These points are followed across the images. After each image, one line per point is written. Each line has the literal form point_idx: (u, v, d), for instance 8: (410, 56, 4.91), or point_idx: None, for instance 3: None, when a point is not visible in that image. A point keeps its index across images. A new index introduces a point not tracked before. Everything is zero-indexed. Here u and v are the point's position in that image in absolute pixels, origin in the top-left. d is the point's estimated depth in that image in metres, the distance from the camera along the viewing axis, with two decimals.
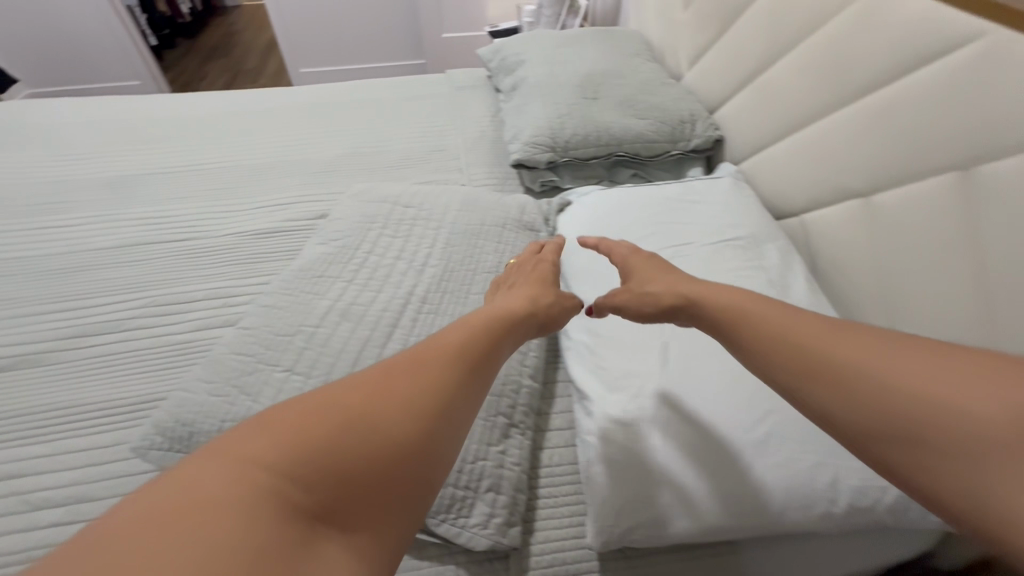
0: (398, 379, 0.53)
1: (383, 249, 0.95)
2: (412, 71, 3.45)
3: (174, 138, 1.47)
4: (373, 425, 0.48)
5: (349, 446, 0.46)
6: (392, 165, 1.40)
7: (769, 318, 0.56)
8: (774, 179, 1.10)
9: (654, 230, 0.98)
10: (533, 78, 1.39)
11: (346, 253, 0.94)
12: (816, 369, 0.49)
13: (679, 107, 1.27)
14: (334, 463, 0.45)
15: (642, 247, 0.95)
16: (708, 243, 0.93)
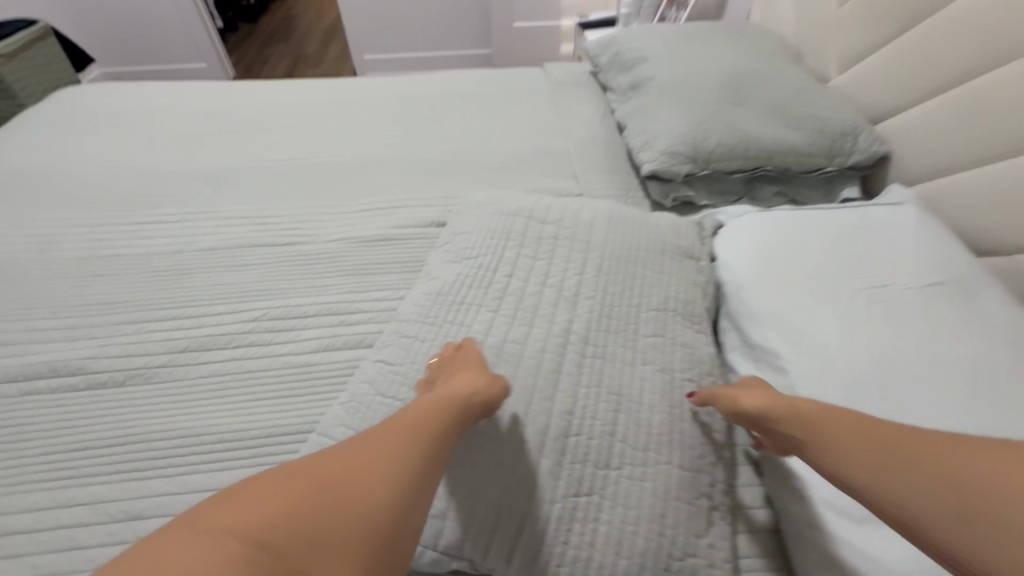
0: (387, 453, 0.53)
1: (527, 274, 0.84)
2: (478, 60, 3.33)
3: (270, 131, 1.40)
4: (346, 499, 0.49)
5: (343, 514, 0.48)
6: (500, 168, 1.29)
7: (830, 416, 0.57)
8: (968, 209, 0.94)
9: (840, 264, 0.84)
10: (661, 77, 1.25)
11: (485, 277, 0.85)
12: (870, 456, 0.51)
13: (836, 118, 1.12)
14: (296, 528, 0.46)
15: (831, 285, 0.81)
16: (913, 288, 0.79)
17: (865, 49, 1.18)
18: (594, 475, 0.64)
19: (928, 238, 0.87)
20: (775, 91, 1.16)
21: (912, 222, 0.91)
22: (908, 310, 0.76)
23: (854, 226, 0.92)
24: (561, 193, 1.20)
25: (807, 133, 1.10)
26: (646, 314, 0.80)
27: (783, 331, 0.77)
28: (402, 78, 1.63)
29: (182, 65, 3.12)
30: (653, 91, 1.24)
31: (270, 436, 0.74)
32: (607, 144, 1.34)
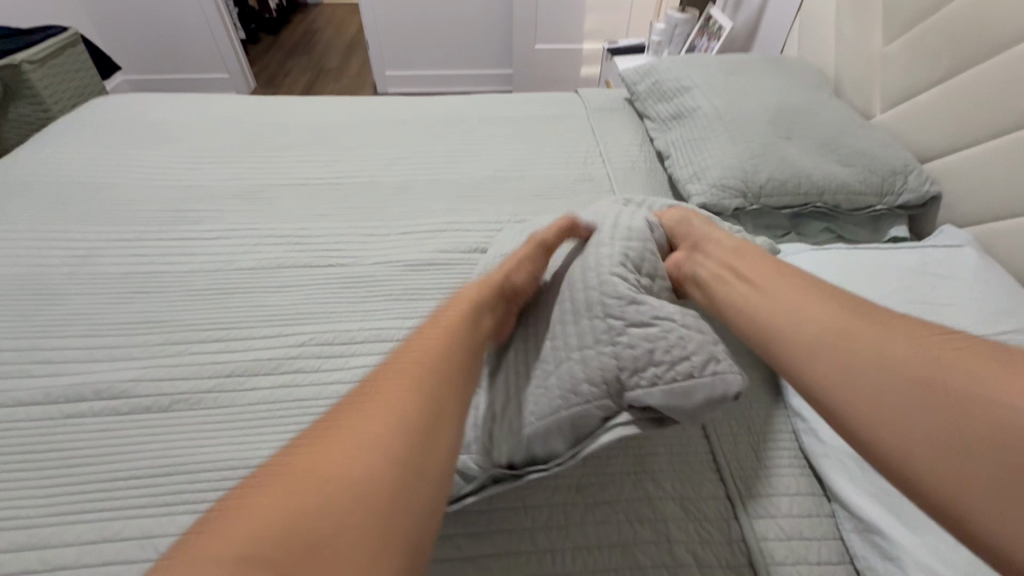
0: (382, 399, 0.56)
1: None
2: (498, 80, 3.36)
3: (308, 148, 1.39)
4: (336, 482, 0.48)
5: (347, 463, 0.50)
6: (540, 193, 1.28)
7: (836, 343, 0.62)
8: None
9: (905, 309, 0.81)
10: (707, 108, 1.25)
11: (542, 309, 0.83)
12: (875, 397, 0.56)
13: (886, 155, 1.11)
14: (300, 526, 0.44)
15: None
16: (988, 334, 0.76)
17: (913, 89, 1.18)
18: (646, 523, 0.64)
19: (996, 285, 0.85)
20: (823, 127, 1.16)
21: (977, 266, 0.89)
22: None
23: (914, 270, 0.89)
24: None
25: (858, 171, 1.09)
26: None
27: None
28: (439, 100, 1.63)
29: (205, 75, 3.14)
30: (699, 123, 1.24)
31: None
32: (648, 173, 1.33)
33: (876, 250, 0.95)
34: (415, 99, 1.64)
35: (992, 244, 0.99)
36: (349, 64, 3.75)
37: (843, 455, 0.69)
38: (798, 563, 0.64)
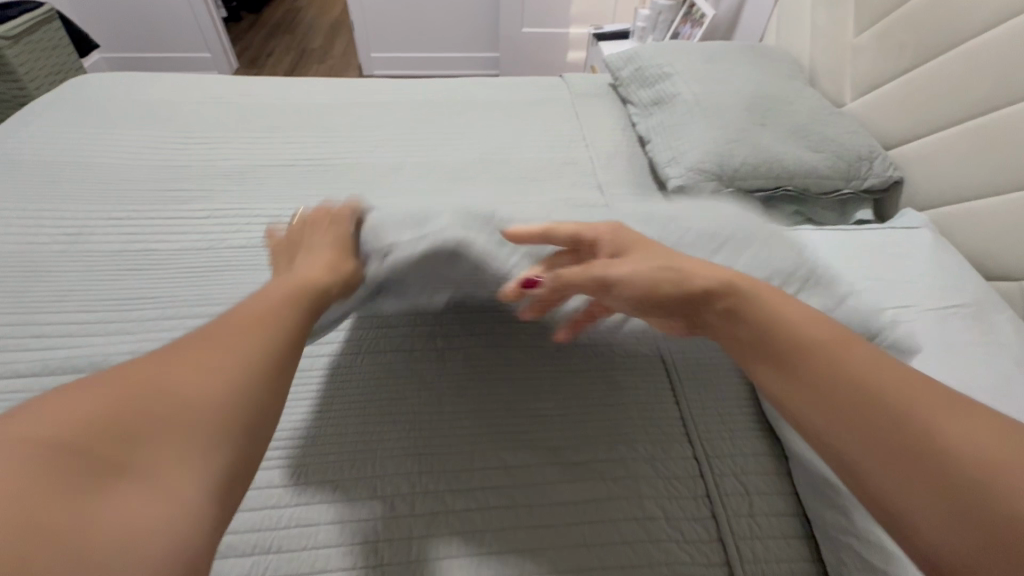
0: (231, 328, 0.55)
1: None
2: (484, 64, 3.34)
3: (295, 129, 1.41)
4: (168, 389, 0.46)
5: (170, 394, 0.46)
6: (525, 176, 1.32)
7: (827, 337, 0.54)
8: (977, 235, 0.99)
9: (866, 283, 0.88)
10: (688, 95, 1.29)
11: None
12: (842, 399, 0.49)
13: (853, 142, 1.17)
14: (123, 419, 0.43)
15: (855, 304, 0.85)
16: (932, 308, 0.82)
17: (880, 79, 1.23)
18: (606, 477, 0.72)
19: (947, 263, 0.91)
20: (796, 114, 1.21)
21: (929, 246, 0.95)
22: (931, 331, 0.79)
23: (876, 247, 0.95)
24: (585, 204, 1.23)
25: (826, 157, 1.15)
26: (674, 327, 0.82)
27: None
28: (425, 82, 1.65)
29: (186, 55, 3.08)
30: (678, 108, 1.28)
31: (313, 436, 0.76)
32: (629, 156, 1.38)
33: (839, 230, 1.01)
34: (402, 82, 1.65)
35: (944, 225, 1.05)
36: (333, 44, 3.69)
37: None
38: (756, 514, 0.70)
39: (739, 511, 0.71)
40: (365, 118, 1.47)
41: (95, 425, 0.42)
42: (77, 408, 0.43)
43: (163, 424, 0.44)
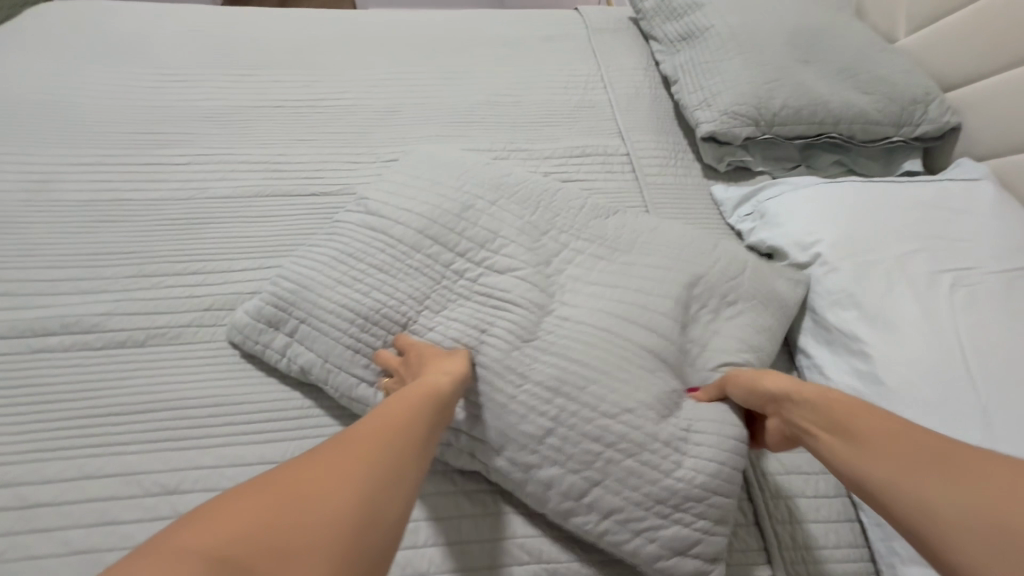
0: (371, 427, 0.49)
1: (585, 242, 0.79)
2: (488, 1, 3.08)
3: (283, 67, 1.27)
4: (310, 503, 0.40)
5: (308, 508, 0.39)
6: (537, 121, 1.20)
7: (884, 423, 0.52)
8: None
9: (923, 244, 0.78)
10: (721, 27, 1.14)
11: (537, 237, 0.79)
12: (931, 469, 0.46)
13: (908, 82, 1.03)
14: (271, 535, 0.37)
15: (913, 264, 0.76)
16: (999, 270, 0.74)
17: (942, 8, 1.08)
18: None
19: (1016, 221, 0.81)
20: (844, 49, 1.07)
21: (993, 202, 0.85)
22: (998, 298, 0.70)
23: (935, 204, 0.85)
24: (603, 152, 1.12)
25: (876, 100, 1.02)
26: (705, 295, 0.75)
27: (871, 317, 0.73)
28: (425, 14, 1.49)
29: None
30: (710, 42, 1.14)
31: (315, 410, 0.72)
32: (651, 100, 1.24)
33: (891, 182, 0.91)
34: (400, 14, 1.49)
35: (1006, 177, 0.94)
36: None
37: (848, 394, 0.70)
38: (795, 495, 0.66)
39: (776, 492, 0.67)
40: (361, 55, 1.33)
41: (239, 538, 0.36)
42: (223, 528, 0.36)
43: (300, 545, 0.37)
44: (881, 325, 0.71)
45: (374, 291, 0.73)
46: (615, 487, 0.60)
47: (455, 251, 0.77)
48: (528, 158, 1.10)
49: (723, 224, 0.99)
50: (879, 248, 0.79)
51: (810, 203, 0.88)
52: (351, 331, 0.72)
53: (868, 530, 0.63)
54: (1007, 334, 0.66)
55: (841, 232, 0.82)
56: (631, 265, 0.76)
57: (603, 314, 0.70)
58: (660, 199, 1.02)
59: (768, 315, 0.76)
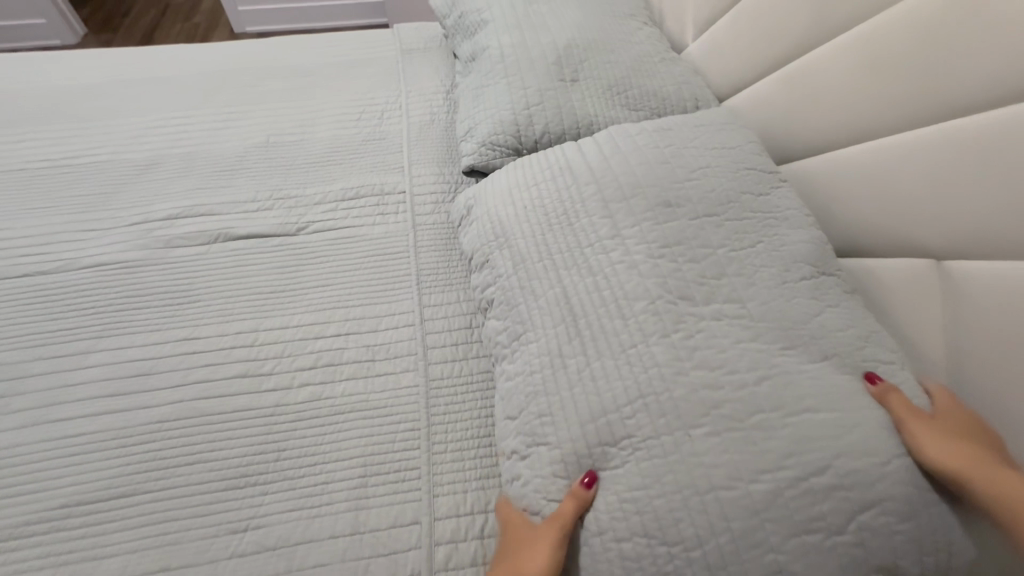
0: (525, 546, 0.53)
1: (394, 343, 0.81)
2: (372, 17, 2.85)
3: (49, 125, 1.16)
4: None
5: None
6: (316, 159, 1.11)
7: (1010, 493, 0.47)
8: (814, 202, 0.81)
9: (616, 218, 0.68)
10: (497, 48, 1.08)
11: (367, 338, 0.81)
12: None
13: (678, 94, 0.98)
14: None
15: (597, 257, 0.66)
16: (695, 234, 0.66)
17: (713, 14, 1.04)
18: (465, 523, 0.63)
19: None
20: (613, 65, 1.01)
21: (720, 151, 0.75)
22: (680, 288, 0.61)
23: (619, 165, 0.73)
24: (379, 193, 1.04)
25: (645, 117, 0.96)
26: (542, 357, 0.63)
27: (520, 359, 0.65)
28: (230, 53, 1.40)
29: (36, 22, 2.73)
30: (486, 65, 1.07)
31: None
32: (445, 128, 1.17)
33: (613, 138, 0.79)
34: (203, 52, 1.40)
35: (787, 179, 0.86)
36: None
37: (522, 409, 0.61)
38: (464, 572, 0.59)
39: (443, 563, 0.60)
40: (140, 104, 1.23)
41: None
42: None
43: None
44: (547, 357, 0.62)
45: (193, 393, 0.73)
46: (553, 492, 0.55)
47: (265, 374, 0.76)
48: (294, 206, 1.01)
49: (472, 208, 0.85)
50: (565, 264, 0.68)
51: (506, 213, 0.78)
52: (131, 460, 0.66)
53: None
54: (694, 349, 0.56)
55: (535, 264, 0.70)
56: (418, 370, 0.77)
57: (445, 408, 0.73)
58: (427, 243, 0.94)
59: (461, 414, 0.73)
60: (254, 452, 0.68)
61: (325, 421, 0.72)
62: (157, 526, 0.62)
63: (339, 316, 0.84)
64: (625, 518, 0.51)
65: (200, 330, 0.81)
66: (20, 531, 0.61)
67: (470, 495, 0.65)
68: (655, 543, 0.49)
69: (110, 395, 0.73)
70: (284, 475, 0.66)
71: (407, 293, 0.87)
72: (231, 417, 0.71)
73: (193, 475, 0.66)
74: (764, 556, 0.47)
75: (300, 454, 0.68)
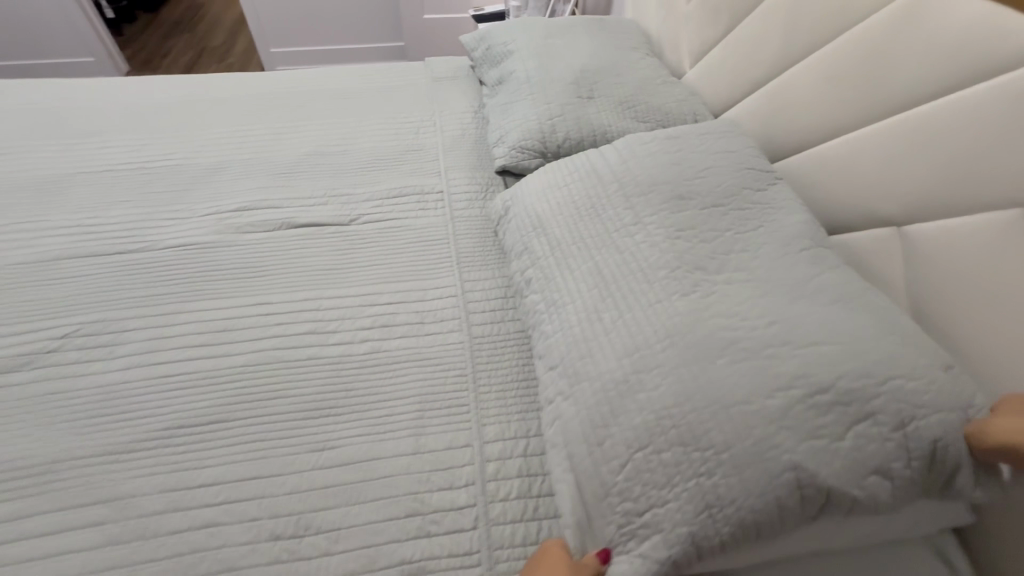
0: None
1: (441, 310, 0.93)
2: (392, 57, 3.10)
3: (126, 137, 1.32)
4: None
5: None
6: (363, 165, 1.27)
7: None
8: (802, 190, 0.95)
9: (637, 209, 0.81)
10: (523, 72, 1.26)
11: (417, 306, 0.94)
12: None
13: (679, 110, 1.15)
14: None
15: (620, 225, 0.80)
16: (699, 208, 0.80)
17: (706, 44, 1.22)
18: (513, 443, 0.73)
19: None
20: (623, 86, 1.18)
21: (720, 153, 0.91)
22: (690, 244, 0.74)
23: (636, 167, 0.88)
24: (420, 192, 1.19)
25: (651, 126, 1.13)
26: (573, 303, 0.73)
27: (553, 309, 0.75)
28: (281, 80, 1.58)
29: (74, 59, 2.87)
30: (514, 85, 1.25)
31: (40, 452, 0.70)
32: (475, 140, 1.34)
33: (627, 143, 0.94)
34: (257, 79, 1.59)
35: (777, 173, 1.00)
36: (236, 43, 3.46)
37: (558, 346, 0.70)
38: (514, 480, 0.70)
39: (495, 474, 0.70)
40: (205, 120, 1.40)
41: None
42: None
43: None
44: (581, 298, 0.73)
45: (271, 346, 0.86)
46: (587, 413, 0.62)
47: (330, 333, 0.88)
48: (345, 202, 1.15)
49: (505, 200, 0.99)
50: (592, 233, 0.80)
51: (541, 207, 0.90)
52: (222, 396, 0.78)
53: (603, 486, 0.57)
54: (705, 283, 0.68)
55: (564, 234, 0.83)
56: (463, 329, 0.89)
57: (487, 359, 0.85)
58: (463, 231, 1.08)
59: (502, 363, 0.84)
60: (327, 390, 0.80)
61: (385, 368, 0.83)
62: (250, 445, 0.73)
63: (391, 288, 0.97)
64: (664, 432, 0.56)
65: (272, 298, 0.94)
66: (135, 445, 0.71)
67: (512, 423, 0.76)
68: (690, 451, 0.54)
69: (202, 347, 0.85)
70: (354, 408, 0.78)
71: (449, 271, 1.00)
72: (305, 364, 0.83)
73: (277, 407, 0.77)
74: (790, 444, 0.53)
75: (366, 392, 0.80)
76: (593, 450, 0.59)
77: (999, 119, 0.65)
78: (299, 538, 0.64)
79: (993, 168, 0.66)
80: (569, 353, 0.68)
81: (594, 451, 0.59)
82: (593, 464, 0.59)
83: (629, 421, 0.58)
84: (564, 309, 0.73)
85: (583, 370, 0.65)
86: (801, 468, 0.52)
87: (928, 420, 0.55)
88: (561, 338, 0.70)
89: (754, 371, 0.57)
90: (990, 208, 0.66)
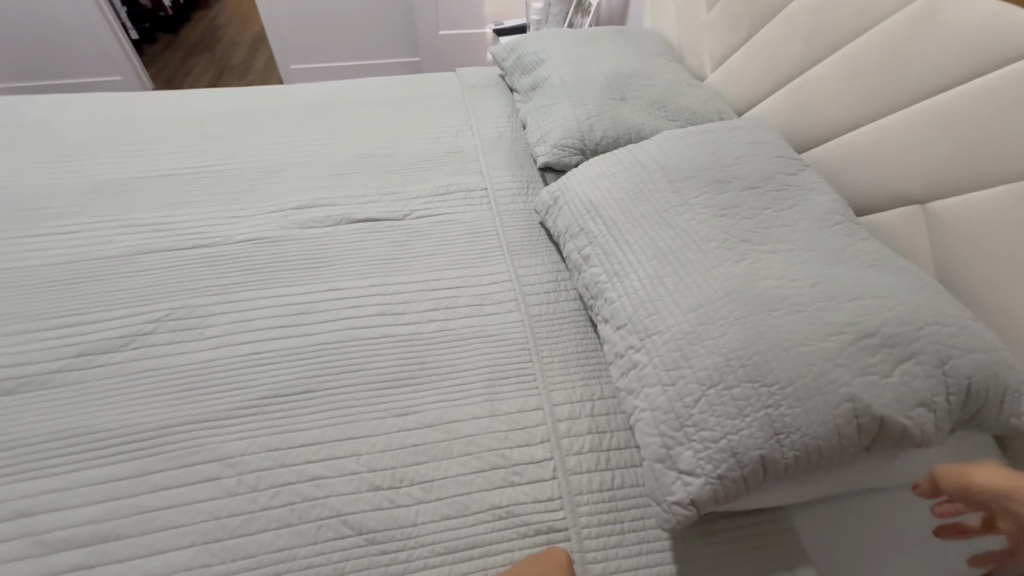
0: None
1: (498, 292, 1.00)
2: (408, 71, 3.20)
3: (183, 145, 1.40)
4: None
5: None
6: (409, 166, 1.35)
7: None
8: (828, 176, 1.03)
9: (683, 193, 0.89)
10: (557, 77, 1.35)
11: (475, 289, 1.01)
12: None
13: (706, 109, 1.24)
14: None
15: (668, 207, 0.87)
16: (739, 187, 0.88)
17: (728, 49, 1.32)
18: (579, 404, 0.80)
19: None
20: (653, 88, 1.27)
21: (752, 144, 0.99)
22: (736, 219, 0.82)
23: (677, 156, 0.97)
24: (466, 189, 1.27)
25: (681, 124, 1.21)
26: (634, 274, 0.80)
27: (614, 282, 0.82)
28: (320, 91, 1.67)
29: (95, 77, 2.91)
30: (549, 89, 1.34)
31: (154, 419, 0.77)
32: (511, 142, 1.42)
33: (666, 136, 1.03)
34: (297, 91, 1.68)
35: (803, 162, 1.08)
36: (255, 62, 3.58)
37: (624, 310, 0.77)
38: (586, 435, 0.76)
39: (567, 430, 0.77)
40: (254, 129, 1.48)
41: None
42: None
43: None
44: (640, 269, 0.80)
45: (347, 325, 0.93)
46: (660, 362, 0.69)
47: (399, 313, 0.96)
48: (397, 199, 1.23)
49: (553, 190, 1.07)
50: (644, 214, 0.88)
51: (591, 194, 0.98)
52: (309, 369, 0.85)
53: (684, 421, 0.63)
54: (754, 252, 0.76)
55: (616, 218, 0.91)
56: (520, 308, 0.97)
57: (546, 333, 0.92)
58: (510, 223, 1.16)
59: (561, 337, 0.91)
60: (404, 362, 0.87)
61: (454, 342, 0.90)
62: (340, 409, 0.79)
63: (449, 274, 1.04)
64: (735, 370, 0.63)
65: (342, 284, 1.01)
66: (240, 411, 0.78)
67: (578, 388, 0.82)
68: (758, 385, 0.62)
69: (284, 327, 0.92)
70: (430, 376, 0.84)
71: (501, 258, 1.08)
72: (380, 340, 0.90)
73: (360, 377, 0.84)
74: (845, 379, 0.61)
75: (439, 363, 0.86)
76: (668, 391, 0.66)
77: (1011, 101, 0.73)
78: (397, 488, 0.70)
79: (1006, 146, 0.74)
80: (636, 316, 0.75)
81: (669, 390, 0.66)
82: (668, 404, 0.65)
83: (704, 365, 0.65)
84: (626, 280, 0.81)
85: (651, 329, 0.72)
86: (856, 399, 0.60)
87: (965, 360, 0.63)
88: (626, 304, 0.78)
89: (808, 322, 0.65)
90: (1004, 180, 0.74)
